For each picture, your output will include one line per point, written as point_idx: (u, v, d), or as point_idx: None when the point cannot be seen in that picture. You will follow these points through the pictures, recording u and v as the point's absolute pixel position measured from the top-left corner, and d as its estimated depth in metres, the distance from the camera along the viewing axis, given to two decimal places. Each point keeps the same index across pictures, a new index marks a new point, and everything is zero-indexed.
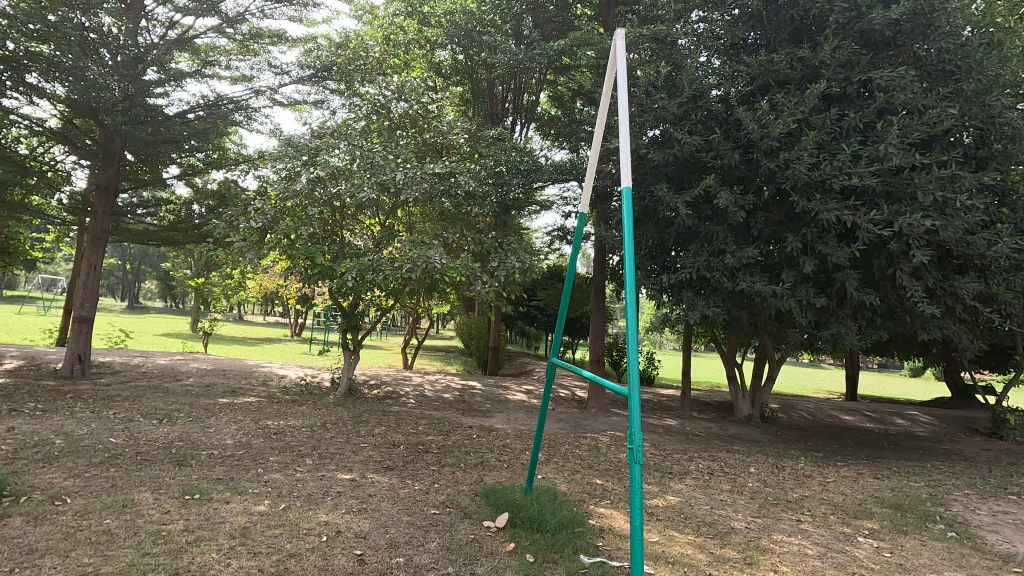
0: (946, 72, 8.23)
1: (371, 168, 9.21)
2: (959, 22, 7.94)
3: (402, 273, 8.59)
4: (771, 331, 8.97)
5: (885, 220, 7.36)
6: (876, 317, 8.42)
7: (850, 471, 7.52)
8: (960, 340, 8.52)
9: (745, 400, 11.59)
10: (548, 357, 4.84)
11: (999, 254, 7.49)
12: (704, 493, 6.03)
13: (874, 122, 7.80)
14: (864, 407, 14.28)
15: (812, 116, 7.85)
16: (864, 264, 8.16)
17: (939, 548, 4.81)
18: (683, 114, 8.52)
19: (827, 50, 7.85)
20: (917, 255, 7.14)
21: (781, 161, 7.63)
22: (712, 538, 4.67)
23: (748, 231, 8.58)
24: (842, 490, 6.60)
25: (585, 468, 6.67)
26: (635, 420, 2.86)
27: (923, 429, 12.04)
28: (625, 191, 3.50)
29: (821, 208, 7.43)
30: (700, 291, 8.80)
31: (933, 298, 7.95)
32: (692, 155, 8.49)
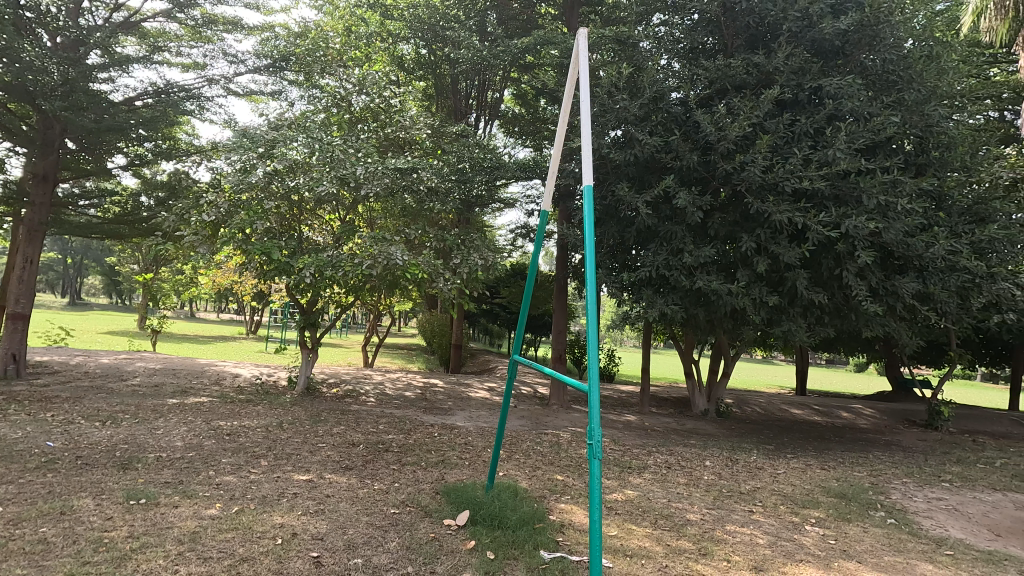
0: (889, 82, 8.62)
1: (331, 162, 9.01)
2: (901, 35, 8.36)
3: (362, 270, 8.43)
4: (726, 328, 9.25)
5: (833, 222, 7.68)
6: (824, 315, 8.78)
7: (799, 463, 7.83)
8: (900, 337, 8.99)
9: (701, 396, 11.87)
10: (510, 355, 4.81)
11: (937, 256, 7.93)
12: (661, 487, 6.17)
13: (824, 128, 8.13)
14: (812, 401, 14.93)
15: (766, 121, 8.11)
16: (813, 264, 8.48)
17: (880, 534, 5.06)
18: (644, 116, 8.68)
19: (781, 57, 8.12)
20: (862, 256, 7.49)
21: (736, 163, 7.86)
22: (669, 530, 4.78)
23: (705, 231, 8.79)
24: (792, 480, 6.88)
25: (546, 464, 6.72)
26: (596, 418, 2.89)
27: (866, 421, 12.68)
28: (586, 190, 3.53)
29: (774, 210, 7.69)
30: (659, 290, 8.99)
31: (876, 297, 8.35)
32: (652, 156, 8.65)
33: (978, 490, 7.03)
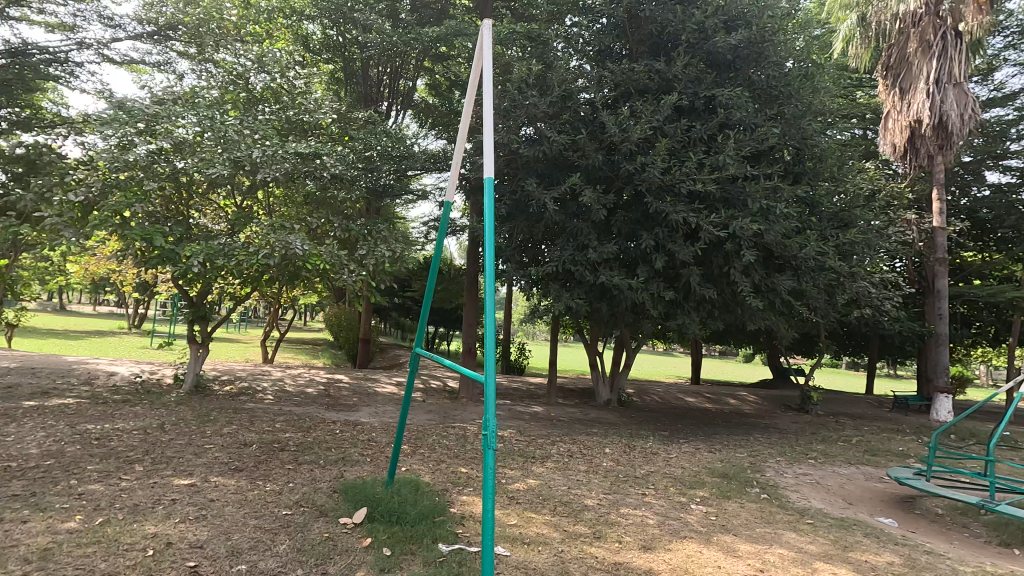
0: (773, 96, 9.43)
1: (224, 143, 8.37)
2: (782, 55, 9.18)
3: (258, 259, 7.91)
4: (627, 321, 9.69)
5: (722, 223, 8.28)
6: (714, 310, 9.44)
7: (689, 447, 8.39)
8: (778, 330, 9.88)
9: (605, 386, 12.38)
10: (413, 347, 4.72)
11: (809, 256, 8.79)
12: (562, 474, 6.37)
13: (716, 136, 8.74)
14: (704, 390, 16.09)
15: (665, 125, 8.58)
16: (705, 262, 9.10)
17: (754, 508, 5.55)
18: (554, 113, 8.88)
19: (679, 66, 8.63)
20: (746, 255, 8.13)
21: (638, 164, 8.25)
22: (567, 516, 4.94)
23: (609, 228, 9.16)
24: (681, 463, 7.37)
25: (451, 457, 6.69)
26: (491, 409, 2.90)
27: (749, 407, 13.87)
28: (487, 182, 3.52)
29: (671, 209, 8.15)
30: (565, 284, 9.24)
31: (758, 293, 9.11)
32: (561, 153, 8.87)
33: (838, 465, 7.92)
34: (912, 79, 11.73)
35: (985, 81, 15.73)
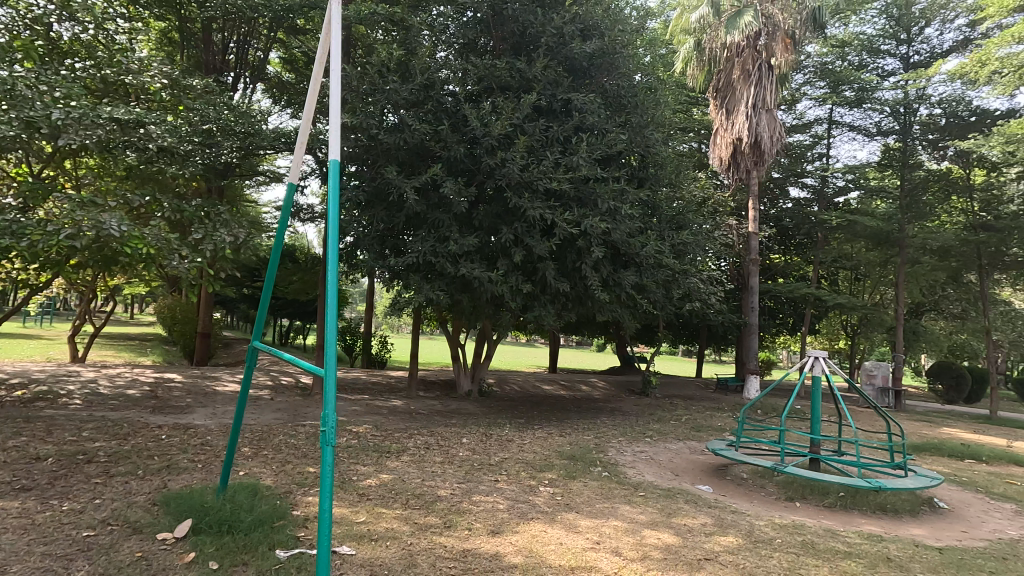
0: (622, 105, 10.19)
1: (11, 99, 6.92)
2: (631, 68, 9.96)
3: (59, 241, 6.69)
4: (487, 314, 9.89)
5: (575, 221, 8.78)
6: (568, 302, 10.00)
7: (542, 433, 8.82)
8: (624, 321, 10.76)
9: (466, 377, 12.53)
10: (250, 341, 4.34)
11: (649, 254, 9.67)
12: (417, 467, 6.32)
13: (571, 137, 9.24)
14: (560, 378, 17.04)
15: (525, 123, 8.87)
16: (560, 257, 9.59)
17: (595, 486, 5.99)
18: (416, 102, 8.72)
19: (539, 68, 8.95)
20: (596, 251, 8.72)
21: (498, 160, 8.42)
22: (418, 509, 4.90)
23: (471, 221, 9.26)
24: (534, 448, 7.72)
25: (298, 457, 6.30)
26: (329, 404, 2.76)
27: (599, 392, 14.98)
28: (332, 164, 3.32)
29: (529, 205, 8.45)
30: (426, 276, 9.16)
31: (606, 287, 9.82)
32: (422, 143, 8.74)
33: (668, 441, 8.86)
34: (735, 102, 13.42)
35: (790, 110, 18.58)
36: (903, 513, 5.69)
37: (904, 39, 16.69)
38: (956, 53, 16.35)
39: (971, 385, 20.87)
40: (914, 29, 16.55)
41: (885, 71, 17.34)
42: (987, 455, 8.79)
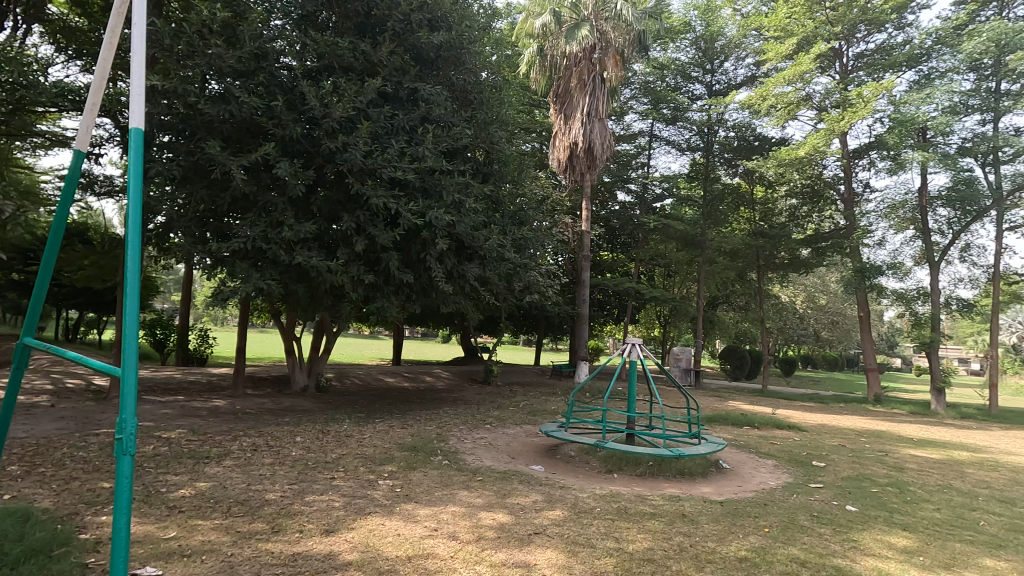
0: (468, 100, 10.37)
1: None
2: (477, 65, 10.18)
3: None
4: (326, 305, 9.40)
5: (420, 212, 8.73)
6: (412, 294, 9.92)
7: (383, 426, 8.67)
8: (467, 312, 10.99)
9: (301, 372, 11.78)
10: (18, 337, 3.60)
11: (492, 248, 9.98)
12: (242, 471, 5.81)
13: (417, 127, 9.16)
14: (403, 370, 16.86)
15: (369, 108, 8.57)
16: (404, 248, 9.47)
17: (435, 475, 6.07)
18: (245, 71, 7.92)
19: (384, 53, 8.71)
20: (440, 243, 8.76)
21: (339, 143, 8.02)
22: (241, 516, 4.52)
23: (308, 207, 8.69)
24: (374, 442, 7.56)
25: (90, 472, 5.39)
26: (127, 408, 2.42)
27: (442, 383, 15.14)
28: (135, 134, 2.86)
29: (372, 193, 8.18)
30: (256, 264, 8.39)
31: (451, 279, 9.93)
32: (252, 118, 7.97)
33: (507, 427, 9.30)
34: (572, 109, 14.42)
35: (619, 121, 20.50)
36: (697, 475, 6.69)
37: (708, 69, 19.47)
38: (746, 86, 19.47)
39: (750, 365, 25.15)
40: (716, 61, 19.42)
41: (693, 94, 19.99)
42: (758, 422, 10.69)
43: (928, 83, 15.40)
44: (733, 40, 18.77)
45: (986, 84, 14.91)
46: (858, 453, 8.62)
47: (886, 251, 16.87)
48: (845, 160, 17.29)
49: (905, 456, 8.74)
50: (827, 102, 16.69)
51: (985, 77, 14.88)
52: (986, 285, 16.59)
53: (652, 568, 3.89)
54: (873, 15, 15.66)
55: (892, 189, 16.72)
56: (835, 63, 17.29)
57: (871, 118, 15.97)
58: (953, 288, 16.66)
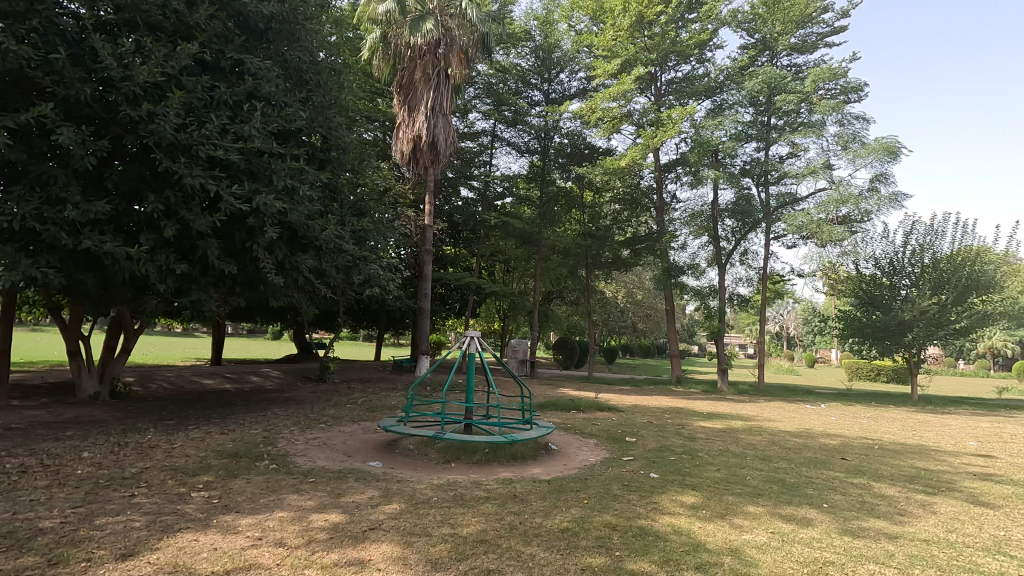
0: (303, 80, 9.74)
1: None
2: (313, 44, 9.62)
3: None
4: (124, 298, 8.10)
5: (245, 196, 7.97)
6: (235, 286, 9.01)
7: (198, 433, 7.77)
8: (300, 306, 10.32)
9: (91, 377, 10.01)
10: None
11: (328, 239, 9.49)
12: (4, 499, 4.78)
13: (242, 103, 8.35)
14: (224, 370, 15.22)
15: (183, 76, 7.59)
16: (226, 236, 8.57)
17: (260, 481, 5.64)
18: (9, 12, 6.47)
19: (203, 16, 7.79)
20: (268, 232, 8.09)
21: (143, 112, 6.97)
22: (4, 552, 3.74)
23: (101, 183, 7.42)
24: (186, 452, 6.74)
25: None
26: None
27: (271, 383, 14.01)
28: None
29: (186, 172, 7.25)
30: (25, 248, 6.92)
31: (281, 271, 9.23)
32: (21, 70, 6.55)
33: (342, 425, 8.96)
34: (416, 101, 14.28)
35: (463, 118, 20.79)
36: (528, 458, 7.16)
37: (546, 78, 20.72)
38: (578, 98, 21.09)
39: (578, 355, 27.42)
40: (552, 72, 20.73)
41: (532, 100, 21.10)
42: (583, 406, 11.74)
43: (720, 112, 18.21)
44: (568, 53, 20.24)
45: (760, 118, 18.10)
46: (661, 428, 9.95)
47: (687, 253, 19.61)
48: (658, 172, 19.61)
49: (697, 427, 10.32)
50: (645, 120, 18.84)
51: (760, 112, 18.04)
52: (758, 284, 20.17)
53: (485, 548, 4.10)
54: (680, 48, 18.04)
55: (693, 200, 19.47)
56: (651, 86, 19.56)
57: (678, 137, 18.40)
58: (735, 286, 19.96)
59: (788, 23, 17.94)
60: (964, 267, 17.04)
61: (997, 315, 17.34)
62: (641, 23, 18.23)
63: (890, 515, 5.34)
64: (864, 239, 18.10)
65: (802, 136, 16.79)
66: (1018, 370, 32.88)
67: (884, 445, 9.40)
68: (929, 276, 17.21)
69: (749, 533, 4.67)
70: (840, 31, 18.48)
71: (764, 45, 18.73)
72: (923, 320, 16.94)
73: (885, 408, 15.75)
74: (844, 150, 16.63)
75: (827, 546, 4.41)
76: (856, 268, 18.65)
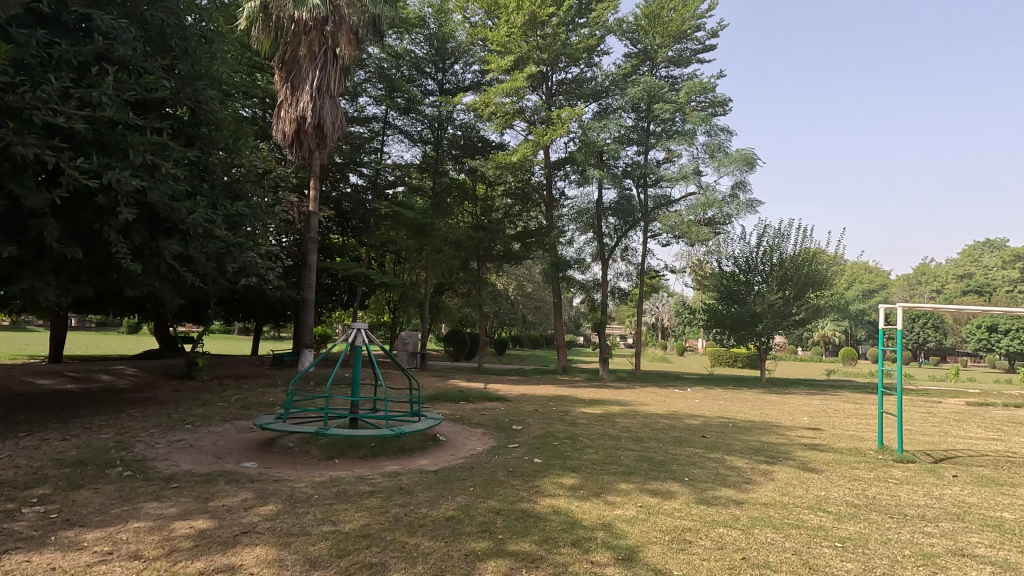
0: (167, 46, 8.82)
1: None
2: (180, 7, 8.74)
3: None
4: None
5: (94, 171, 7.05)
6: (80, 273, 7.94)
7: (32, 441, 6.77)
8: (162, 296, 9.35)
9: None
10: None
11: (196, 223, 8.66)
12: None
13: (90, 66, 7.36)
14: (66, 368, 13.34)
15: (12, 27, 6.53)
16: (69, 215, 7.51)
17: (111, 490, 5.06)
18: None
19: None
20: (123, 212, 7.21)
21: None
22: None
23: None
24: (15, 462, 5.85)
25: None
26: None
27: (125, 381, 12.52)
28: None
29: (16, 140, 6.23)
30: None
31: (139, 257, 8.29)
32: None
33: (212, 425, 8.28)
34: (300, 80, 13.46)
35: (352, 102, 19.83)
36: (415, 450, 7.12)
37: (440, 67, 20.55)
38: (472, 91, 21.11)
39: (470, 347, 27.64)
40: (447, 62, 20.60)
41: (426, 89, 20.80)
42: (472, 396, 11.90)
43: (606, 115, 19.22)
44: (463, 44, 20.19)
45: (641, 124, 19.39)
46: (546, 415, 10.39)
47: (574, 249, 20.54)
48: (547, 170, 20.43)
49: (579, 413, 10.91)
50: (536, 117, 19.38)
51: (641, 118, 19.31)
52: (637, 278, 21.65)
53: (368, 542, 4.05)
54: (570, 51, 18.76)
55: (580, 198, 20.38)
56: (543, 85, 20.12)
57: (567, 137, 19.13)
58: (616, 280, 21.25)
59: (666, 37, 19.35)
60: (804, 266, 19.57)
61: (828, 308, 20.17)
62: (534, 23, 18.70)
63: (737, 484, 6.06)
64: (725, 239, 20.26)
65: (676, 144, 18.24)
66: (842, 355, 38.65)
67: (737, 423, 10.60)
68: (777, 274, 19.56)
69: (620, 508, 5.06)
70: (710, 49, 20.31)
71: (645, 55, 20.05)
72: (772, 312, 19.23)
73: (739, 391, 17.72)
74: (711, 158, 18.36)
75: (686, 515, 4.91)
76: (719, 266, 20.70)
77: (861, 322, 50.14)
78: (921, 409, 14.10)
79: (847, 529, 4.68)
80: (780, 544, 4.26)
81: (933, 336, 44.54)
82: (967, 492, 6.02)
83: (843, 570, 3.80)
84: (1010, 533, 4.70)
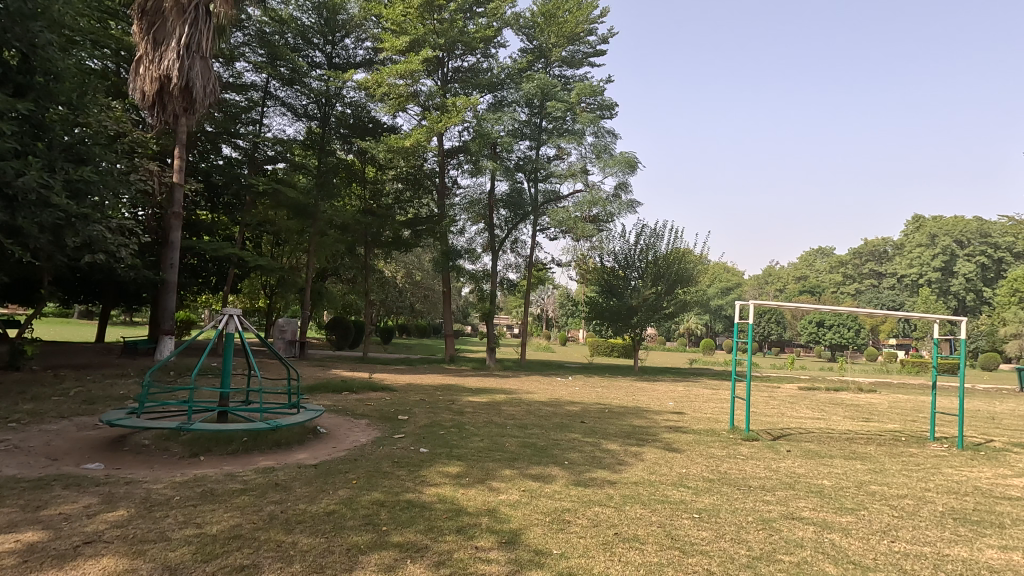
0: None
1: None
2: None
3: None
4: None
5: None
6: None
7: None
8: None
9: None
10: None
11: (27, 185, 7.40)
12: None
13: None
14: None
15: None
16: None
17: None
18: None
19: None
20: None
21: None
22: None
23: None
24: None
25: None
26: None
27: None
28: None
29: None
30: None
31: None
32: None
33: (44, 423, 7.15)
34: (164, 35, 12.04)
35: (228, 66, 18.08)
36: (292, 444, 6.72)
37: (329, 40, 19.35)
38: (363, 68, 20.16)
39: (353, 336, 26.57)
40: (336, 35, 19.49)
41: (313, 61, 19.54)
42: (355, 386, 11.46)
43: (500, 108, 19.44)
44: (355, 18, 19.16)
45: (534, 119, 19.82)
46: (432, 404, 10.35)
47: (464, 239, 20.53)
48: (440, 158, 20.20)
49: (465, 402, 11.02)
50: (430, 103, 19.07)
51: (533, 114, 19.72)
52: (525, 270, 22.17)
53: (238, 544, 3.77)
54: (467, 40, 18.64)
55: (472, 188, 20.55)
56: (438, 70, 19.79)
57: (461, 125, 19.01)
58: (505, 271, 21.62)
59: (560, 38, 19.90)
60: (675, 264, 21.28)
61: (693, 303, 22.19)
62: (432, 7, 18.32)
63: (611, 465, 6.52)
64: (607, 237, 21.47)
65: (567, 142, 18.94)
66: (704, 346, 42.78)
67: (611, 409, 11.35)
68: (651, 271, 21.10)
69: (504, 493, 5.20)
70: (600, 54, 21.21)
71: (539, 53, 20.56)
72: (645, 306, 20.79)
73: (616, 379, 18.93)
74: (598, 158, 19.29)
75: (565, 497, 5.18)
76: (601, 261, 21.94)
77: (720, 317, 55.98)
78: (764, 394, 16.02)
79: (703, 501, 5.22)
80: (647, 518, 4.66)
81: (774, 329, 50.94)
82: (796, 465, 7.01)
83: (697, 538, 4.25)
84: (828, 498, 5.54)
